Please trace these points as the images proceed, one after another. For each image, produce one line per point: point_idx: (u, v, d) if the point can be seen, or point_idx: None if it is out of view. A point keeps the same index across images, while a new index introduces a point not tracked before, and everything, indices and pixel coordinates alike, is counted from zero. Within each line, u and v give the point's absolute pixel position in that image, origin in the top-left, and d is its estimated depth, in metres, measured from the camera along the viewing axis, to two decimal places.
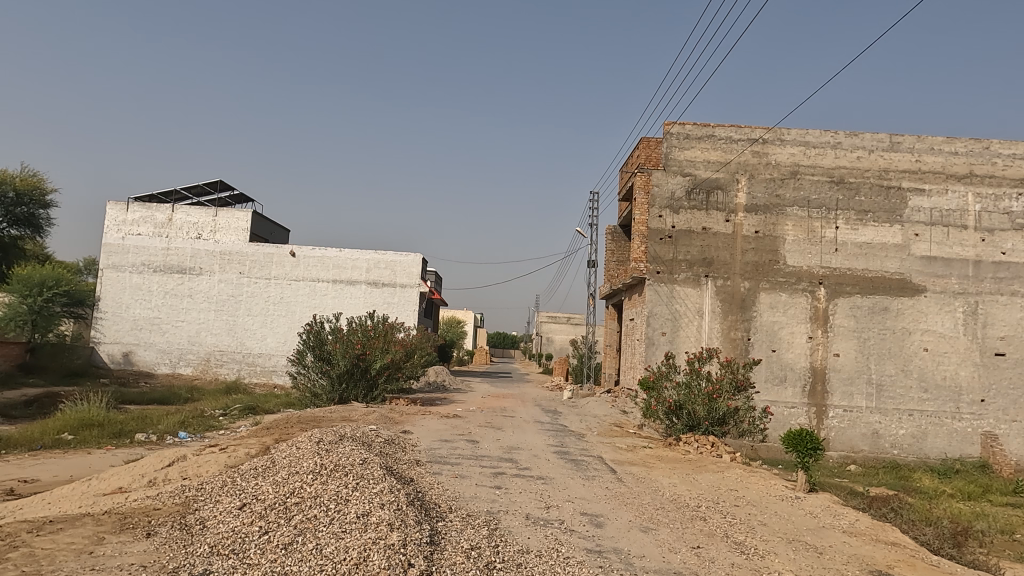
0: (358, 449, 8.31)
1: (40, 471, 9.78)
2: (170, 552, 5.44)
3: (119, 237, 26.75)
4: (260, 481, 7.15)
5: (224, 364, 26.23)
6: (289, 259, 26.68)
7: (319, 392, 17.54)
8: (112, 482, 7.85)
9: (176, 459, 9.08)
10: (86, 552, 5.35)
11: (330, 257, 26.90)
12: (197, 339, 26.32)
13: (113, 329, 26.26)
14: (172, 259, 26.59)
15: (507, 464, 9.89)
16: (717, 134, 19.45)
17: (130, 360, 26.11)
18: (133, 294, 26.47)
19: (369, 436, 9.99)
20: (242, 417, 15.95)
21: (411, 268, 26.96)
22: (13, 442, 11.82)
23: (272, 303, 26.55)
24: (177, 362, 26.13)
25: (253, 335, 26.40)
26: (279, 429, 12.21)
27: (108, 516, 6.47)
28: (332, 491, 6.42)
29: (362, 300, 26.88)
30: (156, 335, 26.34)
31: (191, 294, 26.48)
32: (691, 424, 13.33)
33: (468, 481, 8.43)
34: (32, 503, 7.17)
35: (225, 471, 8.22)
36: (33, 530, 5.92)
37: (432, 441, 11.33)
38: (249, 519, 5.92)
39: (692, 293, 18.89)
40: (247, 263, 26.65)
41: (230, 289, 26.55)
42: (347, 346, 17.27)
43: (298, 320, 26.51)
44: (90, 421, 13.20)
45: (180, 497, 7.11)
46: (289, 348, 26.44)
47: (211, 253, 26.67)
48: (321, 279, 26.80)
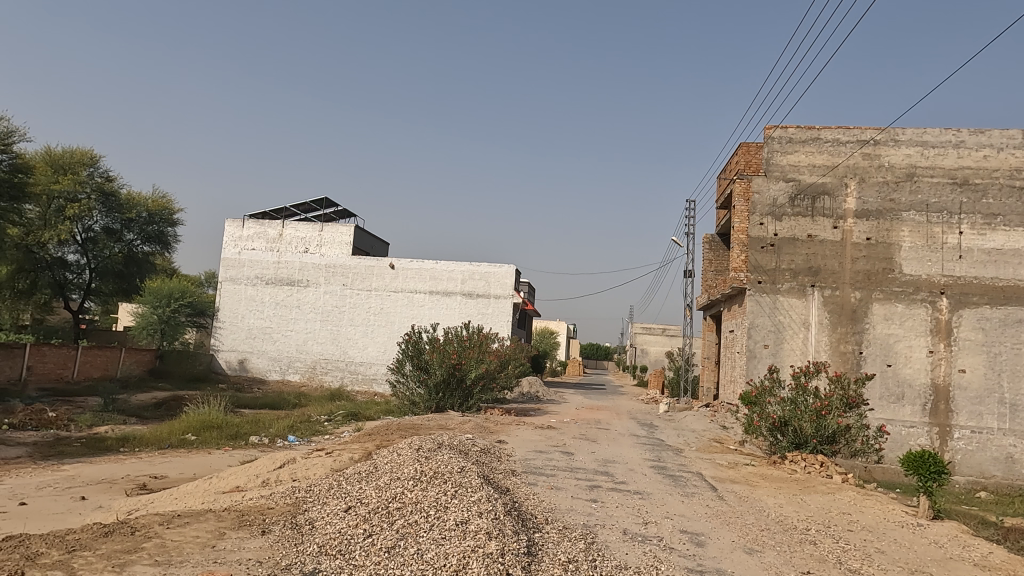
0: (456, 457, 8.46)
1: (167, 469, 10.61)
2: (283, 550, 5.74)
3: (236, 253, 28.70)
4: (363, 485, 7.42)
5: (328, 372, 27.53)
6: (388, 272, 27.76)
7: (416, 400, 18.08)
8: (230, 481, 8.39)
9: (287, 462, 9.60)
10: (208, 546, 5.73)
11: (427, 269, 27.70)
12: (304, 348, 27.79)
13: (230, 337, 28.17)
14: (282, 272, 28.28)
15: (603, 477, 9.76)
16: (823, 137, 18.50)
17: (244, 366, 27.88)
18: (247, 305, 28.31)
19: (466, 445, 10.16)
20: (346, 423, 16.71)
21: (505, 279, 27.22)
22: (144, 441, 12.86)
23: (372, 313, 27.66)
24: (286, 370, 27.68)
25: (355, 345, 27.57)
26: (380, 435, 12.65)
27: (228, 513, 6.92)
28: (432, 497, 6.57)
29: (457, 311, 27.40)
30: (268, 343, 28.02)
31: (299, 305, 28.03)
32: (798, 441, 12.67)
33: (563, 493, 8.38)
34: (161, 498, 7.78)
35: (331, 475, 8.60)
36: (164, 523, 6.42)
37: (527, 452, 11.37)
38: (354, 522, 6.16)
39: (797, 304, 17.97)
40: (351, 275, 27.96)
41: (334, 300, 27.90)
42: (442, 356, 17.67)
43: (398, 330, 27.43)
44: (210, 423, 14.17)
45: (291, 497, 7.50)
46: (388, 358, 27.38)
47: (317, 265, 28.20)
48: (418, 290, 27.64)
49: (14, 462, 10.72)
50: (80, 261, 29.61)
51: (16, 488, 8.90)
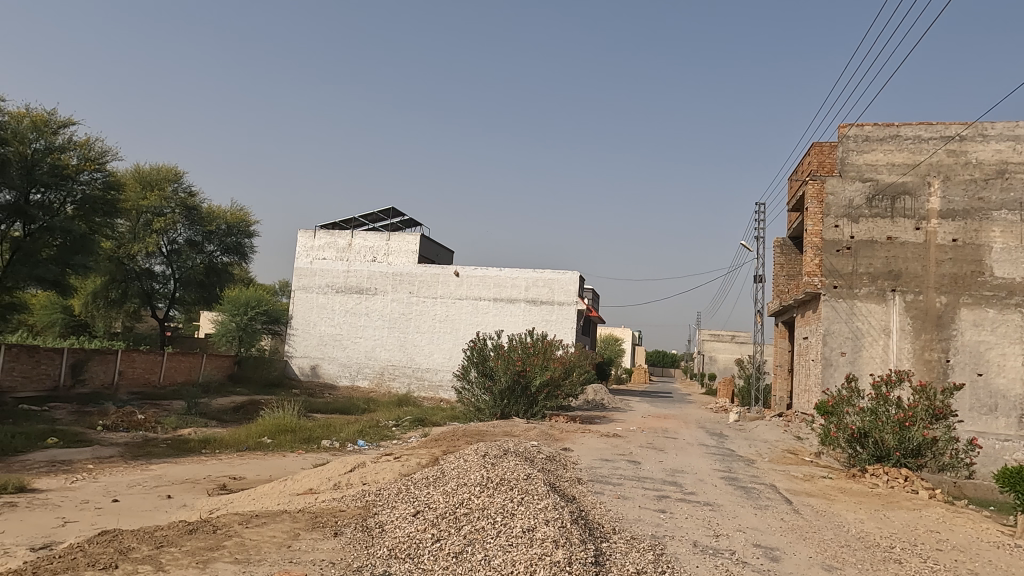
0: (522, 464, 8.46)
1: (245, 470, 11.06)
2: (354, 552, 5.89)
3: (307, 262, 29.68)
4: (431, 490, 7.53)
5: (395, 378, 28.10)
6: (453, 279, 28.14)
7: (481, 406, 18.22)
8: (304, 483, 8.67)
9: (357, 465, 9.84)
10: (284, 546, 5.93)
11: (491, 277, 27.91)
12: (372, 354, 28.47)
13: (302, 344, 29.15)
14: (352, 280, 29.09)
15: (672, 487, 9.56)
16: (903, 134, 17.63)
17: (316, 372, 28.79)
18: (319, 312, 29.24)
19: (532, 452, 10.16)
20: (413, 429, 16.99)
21: (569, 285, 27.08)
22: (224, 443, 13.46)
23: (438, 320, 28.08)
24: (355, 376, 28.41)
25: (421, 351, 28.03)
26: (447, 441, 12.80)
27: (302, 514, 7.15)
28: (499, 504, 6.59)
29: (521, 317, 27.46)
30: (338, 350, 28.84)
31: (368, 312, 28.76)
32: (879, 454, 12.05)
33: (631, 502, 8.25)
34: (240, 498, 8.12)
35: (399, 479, 8.75)
36: (243, 523, 6.69)
37: (593, 460, 11.26)
38: (422, 526, 6.25)
39: (876, 310, 17.15)
40: (417, 283, 28.49)
41: (401, 308, 28.50)
42: (507, 363, 17.74)
43: (463, 337, 27.74)
44: (284, 427, 14.67)
45: (361, 500, 7.68)
46: (454, 364, 27.72)
47: (385, 274, 28.87)
48: (483, 297, 27.87)
49: (108, 462, 11.40)
50: (165, 271, 31.35)
51: (109, 486, 9.47)
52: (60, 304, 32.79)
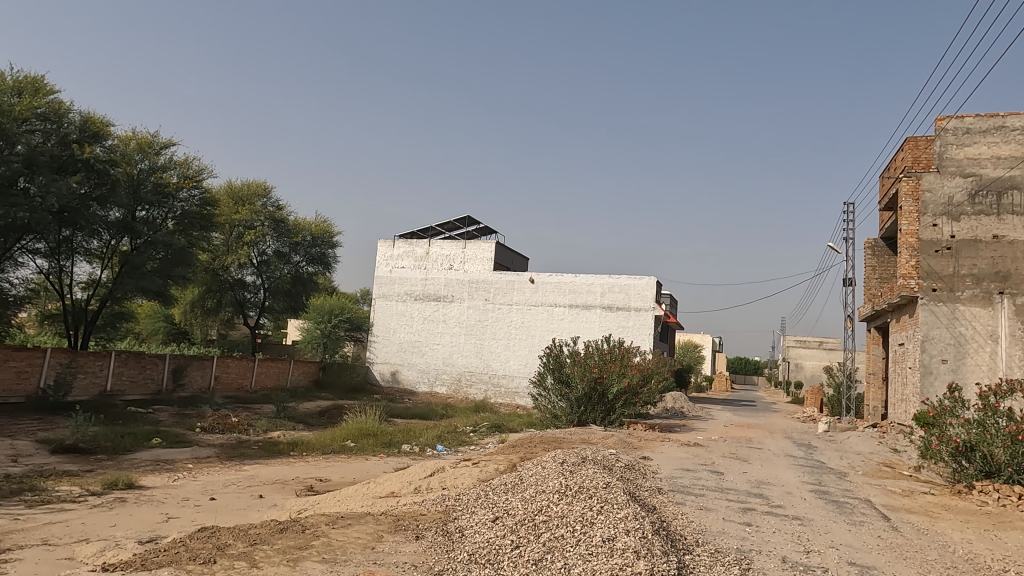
0: (601, 472, 8.36)
1: (330, 472, 11.48)
2: (436, 555, 5.98)
3: (387, 271, 30.65)
4: (510, 496, 7.56)
5: (472, 384, 28.45)
6: (528, 286, 28.25)
7: (558, 413, 18.20)
8: (386, 487, 8.90)
9: (437, 470, 10.00)
10: (368, 547, 6.10)
11: (566, 283, 27.82)
12: (450, 361, 28.96)
13: (383, 351, 29.99)
14: (429, 288, 29.75)
15: (757, 499, 9.20)
16: (1009, 124, 16.35)
17: (396, 378, 29.54)
18: (398, 319, 30.03)
19: (610, 460, 10.03)
20: (490, 435, 17.15)
21: (646, 291, 26.51)
22: (311, 446, 14.03)
23: (514, 327, 28.25)
24: (434, 382, 28.95)
25: (498, 357, 28.27)
26: (524, 448, 12.83)
27: (385, 516, 7.33)
28: (578, 512, 6.53)
29: (597, 324, 27.18)
30: (417, 356, 29.50)
31: (445, 319, 29.31)
32: (989, 469, 11.04)
33: (714, 514, 8.00)
34: (327, 500, 8.43)
35: (478, 485, 8.83)
36: (329, 523, 6.93)
37: (674, 469, 11.01)
38: (502, 533, 6.27)
39: (982, 315, 15.96)
40: (493, 290, 28.80)
41: (477, 315, 28.86)
42: (584, 370, 17.64)
43: (539, 344, 27.78)
44: (366, 431, 15.11)
45: (441, 505, 7.79)
46: (530, 371, 27.78)
47: (461, 281, 29.37)
48: (558, 304, 27.82)
49: (205, 461, 12.10)
50: (256, 281, 33.00)
51: (207, 485, 10.03)
52: (162, 313, 35.12)
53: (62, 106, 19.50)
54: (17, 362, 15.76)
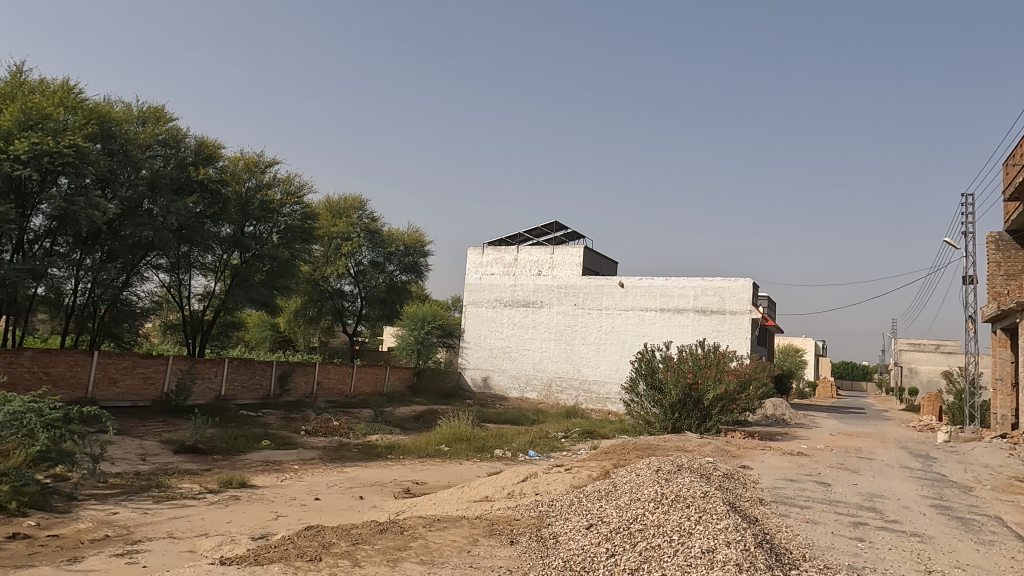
0: (698, 481, 8.10)
1: (426, 476, 11.76)
2: (530, 561, 5.99)
3: (477, 278, 31.18)
4: (604, 503, 7.46)
5: (563, 389, 28.36)
6: (618, 290, 27.91)
7: (652, 420, 17.84)
8: (480, 491, 9.01)
9: (530, 475, 10.03)
10: (464, 551, 6.19)
11: (657, 287, 27.27)
12: (540, 366, 29.02)
13: (474, 356, 30.47)
14: (519, 294, 29.99)
15: (871, 513, 8.61)
16: None
17: (487, 383, 29.92)
18: (488, 326, 30.44)
19: (708, 469, 9.70)
20: (582, 441, 17.03)
21: (741, 293, 25.52)
22: (407, 449, 14.43)
23: (604, 332, 27.96)
24: (525, 388, 29.10)
25: (588, 363, 28.07)
26: (617, 454, 12.65)
27: (480, 520, 7.41)
28: (675, 522, 6.35)
29: (690, 328, 26.41)
30: (507, 361, 29.76)
31: (535, 325, 29.43)
32: None
33: (822, 528, 7.57)
34: (423, 503, 8.63)
35: (571, 491, 8.77)
36: (427, 525, 7.10)
37: (776, 479, 10.51)
38: (596, 540, 6.21)
39: None
40: (582, 295, 28.66)
41: (567, 320, 28.81)
42: (677, 375, 17.19)
43: (630, 349, 27.35)
44: (460, 436, 15.36)
45: (535, 510, 7.80)
46: (621, 376, 27.38)
47: (550, 287, 29.42)
48: (649, 308, 27.31)
49: (309, 463, 12.70)
50: (353, 291, 34.38)
51: (312, 485, 10.52)
52: (268, 322, 37.17)
53: (180, 132, 21.09)
54: (143, 368, 17.16)
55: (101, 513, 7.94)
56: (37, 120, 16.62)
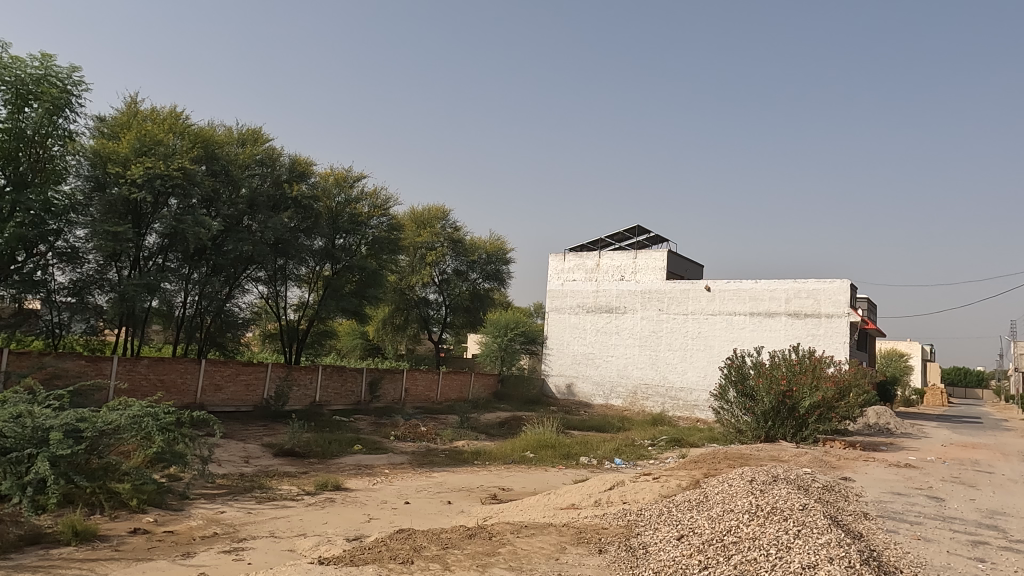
0: (795, 492, 7.74)
1: (512, 482, 11.83)
2: (620, 571, 5.91)
3: (559, 284, 31.11)
4: (695, 514, 7.26)
5: (649, 397, 27.85)
6: (704, 294, 27.16)
7: (743, 428, 17.24)
8: (566, 498, 8.98)
9: (616, 483, 9.88)
10: (553, 558, 6.18)
11: (746, 290, 26.31)
12: (625, 373, 28.62)
13: (557, 363, 30.36)
14: (602, 300, 29.76)
15: (991, 532, 7.93)
16: None
17: (571, 391, 29.77)
18: (571, 332, 30.32)
19: (806, 480, 9.25)
20: (670, 449, 16.65)
21: (837, 295, 24.25)
22: (493, 455, 14.57)
23: (690, 337, 27.27)
24: (609, 395, 28.76)
25: (674, 369, 27.43)
26: (707, 463, 12.29)
27: (568, 528, 7.38)
28: (771, 535, 6.10)
29: (782, 333, 25.31)
30: (591, 368, 29.53)
31: (618, 331, 29.08)
32: None
33: (936, 546, 7.05)
34: (510, 509, 8.69)
35: (661, 501, 8.58)
36: (515, 532, 7.13)
37: (882, 493, 9.88)
38: (688, 552, 6.05)
39: None
40: (666, 300, 28.10)
41: (651, 326, 28.30)
42: (770, 382, 16.49)
43: (718, 355, 26.53)
44: (545, 442, 15.35)
45: (623, 519, 7.68)
46: (709, 383, 26.60)
47: (633, 292, 29.00)
48: (738, 312, 26.40)
49: (399, 467, 13.07)
50: (438, 299, 35.15)
51: (402, 489, 10.81)
52: (358, 330, 38.62)
53: (275, 151, 22.30)
54: (245, 375, 18.20)
55: (210, 511, 8.46)
56: (150, 146, 18.03)
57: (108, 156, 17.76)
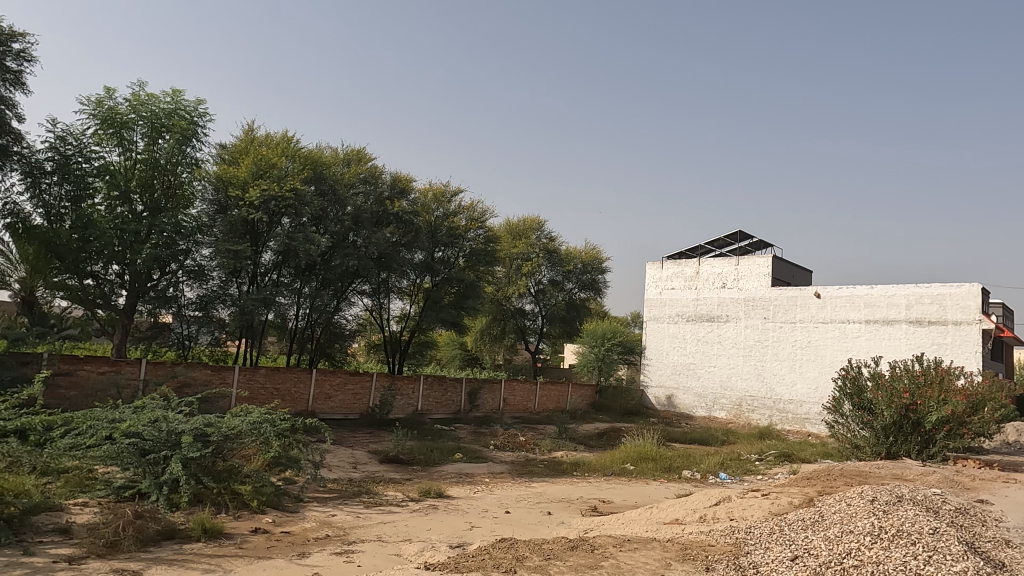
0: (924, 515, 7.15)
1: (613, 495, 11.65)
2: None
3: (657, 293, 30.57)
4: (810, 534, 6.86)
5: (755, 409, 26.71)
6: (814, 301, 25.74)
7: (861, 444, 16.17)
8: (669, 513, 8.74)
9: (723, 499, 9.51)
10: None
11: (861, 296, 24.70)
12: (728, 384, 27.60)
13: (657, 374, 29.86)
14: (702, 308, 28.89)
15: None
16: None
17: (672, 402, 29.06)
18: (671, 342, 29.64)
19: (935, 501, 8.52)
20: (779, 464, 15.85)
21: (967, 301, 22.25)
22: (593, 467, 14.43)
23: (799, 347, 25.91)
24: (712, 407, 27.81)
25: (782, 381, 26.15)
26: (822, 480, 11.59)
27: (672, 544, 7.18)
28: (898, 560, 5.67)
29: (903, 342, 23.54)
30: (692, 379, 28.70)
31: (721, 340, 28.10)
32: None
33: None
34: (611, 521, 8.56)
35: (771, 519, 8.17)
36: (617, 545, 7.01)
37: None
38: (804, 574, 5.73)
39: None
40: (772, 308, 26.86)
41: (756, 335, 27.15)
42: (890, 395, 15.37)
43: (830, 366, 25.05)
44: (645, 454, 15.03)
45: (731, 537, 7.37)
46: (821, 395, 25.15)
47: (736, 300, 27.94)
48: (852, 319, 24.82)
49: (499, 476, 13.21)
50: (534, 309, 35.38)
51: (502, 498, 10.90)
52: (457, 341, 39.49)
53: (377, 169, 23.26)
54: (353, 385, 19.03)
55: (322, 514, 8.88)
56: (265, 169, 19.37)
57: (230, 181, 19.22)
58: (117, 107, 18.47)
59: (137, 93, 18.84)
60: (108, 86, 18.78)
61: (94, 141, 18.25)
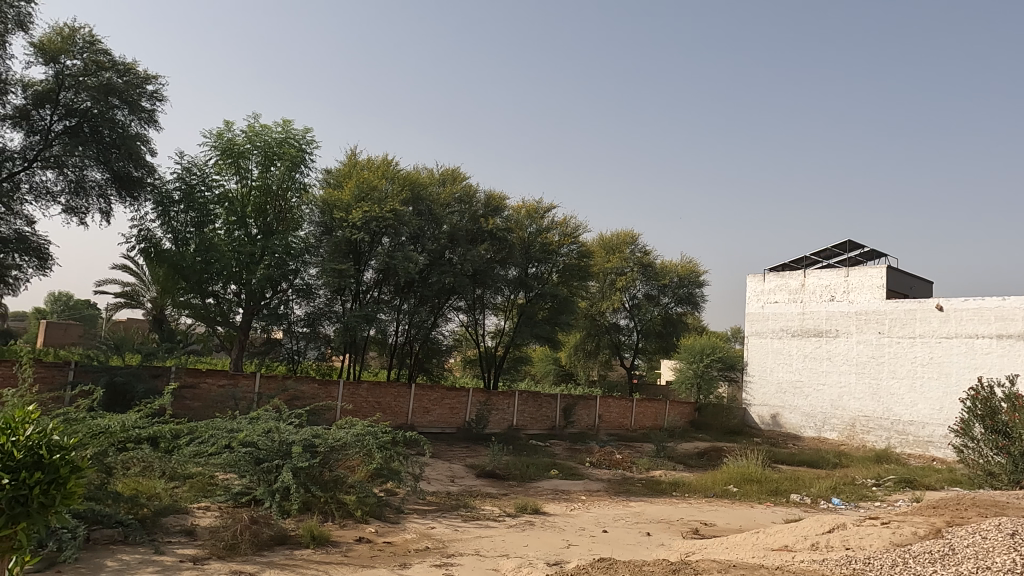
0: None
1: (715, 517, 11.19)
2: None
3: (759, 307, 29.40)
4: (940, 568, 6.29)
5: (870, 431, 24.99)
6: (936, 314, 23.83)
7: (996, 471, 14.71)
8: (778, 539, 8.28)
9: (837, 526, 8.91)
10: None
11: (991, 308, 22.60)
12: (840, 403, 26.00)
13: (761, 391, 28.58)
14: (809, 323, 27.47)
15: None
16: None
17: (777, 421, 27.70)
18: (775, 358, 28.35)
19: None
20: (900, 491, 14.68)
21: None
22: (693, 487, 13.94)
23: (920, 364, 24.02)
24: (822, 427, 26.26)
25: (901, 401, 24.32)
26: (949, 510, 10.61)
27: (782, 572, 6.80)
28: None
29: None
30: (800, 397, 27.27)
31: (830, 356, 26.56)
32: None
33: None
34: (715, 545, 8.21)
35: (893, 550, 7.56)
36: (722, 570, 6.72)
37: None
38: None
39: None
40: (887, 322, 25.11)
41: (870, 351, 25.47)
42: None
43: (957, 385, 23.03)
44: (749, 476, 14.37)
45: (848, 567, 6.88)
46: (946, 417, 23.15)
47: (846, 314, 26.33)
48: (981, 334, 22.73)
49: (596, 494, 13.02)
50: (629, 324, 34.89)
51: (600, 517, 10.73)
52: (551, 356, 39.40)
53: (472, 188, 23.67)
54: (450, 399, 19.42)
55: (422, 526, 9.08)
56: (366, 192, 20.25)
57: (335, 204, 20.19)
58: (234, 139, 19.96)
59: (252, 125, 20.29)
60: (227, 120, 20.34)
61: (215, 171, 19.79)
